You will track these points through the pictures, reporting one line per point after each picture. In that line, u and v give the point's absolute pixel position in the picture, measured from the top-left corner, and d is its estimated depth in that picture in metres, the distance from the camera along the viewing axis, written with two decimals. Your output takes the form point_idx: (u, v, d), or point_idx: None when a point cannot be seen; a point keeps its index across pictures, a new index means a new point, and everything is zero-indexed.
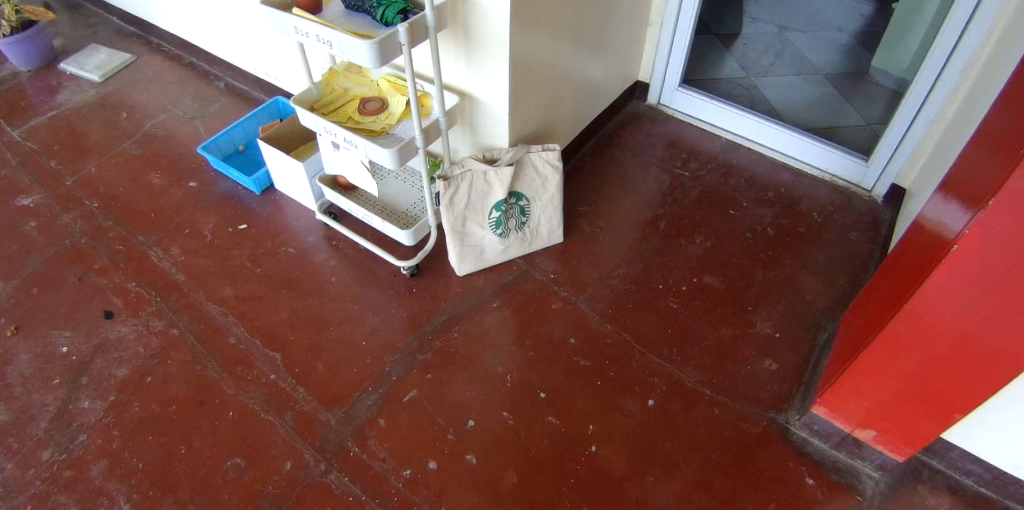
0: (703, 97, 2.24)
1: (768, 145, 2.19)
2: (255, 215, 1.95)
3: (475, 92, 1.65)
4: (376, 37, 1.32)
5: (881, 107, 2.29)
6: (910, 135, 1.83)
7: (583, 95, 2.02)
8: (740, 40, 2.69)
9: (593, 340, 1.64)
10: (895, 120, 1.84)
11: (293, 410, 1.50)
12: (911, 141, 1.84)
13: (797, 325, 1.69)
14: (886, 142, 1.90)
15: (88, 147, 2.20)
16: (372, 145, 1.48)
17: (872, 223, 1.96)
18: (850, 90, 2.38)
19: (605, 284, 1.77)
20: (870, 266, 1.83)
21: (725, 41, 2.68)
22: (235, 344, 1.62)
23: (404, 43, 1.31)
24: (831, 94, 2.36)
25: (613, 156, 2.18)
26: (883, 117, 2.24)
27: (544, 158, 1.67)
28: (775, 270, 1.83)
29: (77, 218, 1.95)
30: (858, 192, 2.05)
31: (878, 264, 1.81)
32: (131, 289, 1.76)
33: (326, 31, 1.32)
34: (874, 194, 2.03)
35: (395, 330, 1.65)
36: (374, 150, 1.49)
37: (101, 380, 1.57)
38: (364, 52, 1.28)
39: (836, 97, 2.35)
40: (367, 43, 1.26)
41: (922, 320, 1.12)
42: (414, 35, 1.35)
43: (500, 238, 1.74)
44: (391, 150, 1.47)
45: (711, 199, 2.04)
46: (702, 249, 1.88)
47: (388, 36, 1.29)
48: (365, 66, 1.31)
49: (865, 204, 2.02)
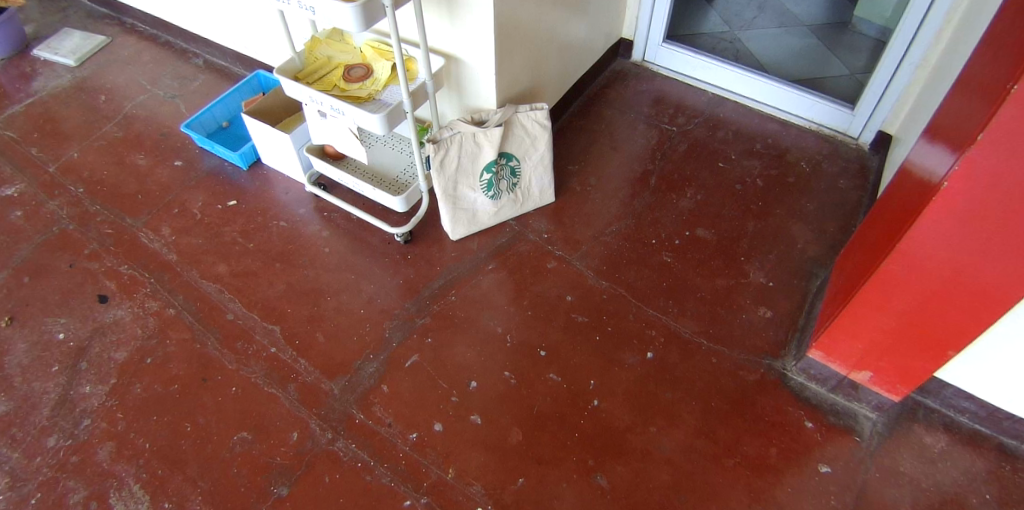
0: (687, 51, 2.21)
1: (754, 97, 2.17)
2: (243, 191, 1.93)
3: (460, 53, 1.62)
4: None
5: (865, 55, 2.28)
6: (895, 82, 1.82)
7: (566, 54, 1.99)
8: None
9: (590, 296, 1.64)
10: (880, 66, 1.83)
11: (295, 381, 1.50)
12: (896, 88, 1.83)
13: (790, 273, 1.70)
14: (872, 90, 1.89)
15: (67, 133, 2.16)
16: (360, 112, 1.46)
17: (859, 171, 1.96)
18: (833, 40, 2.36)
19: (599, 242, 1.76)
20: (859, 213, 1.85)
21: None
22: (232, 320, 1.61)
23: (388, 5, 1.27)
24: (814, 45, 2.35)
25: (600, 115, 2.16)
26: (867, 66, 2.23)
27: (532, 117, 1.66)
28: (767, 220, 1.83)
29: (63, 205, 1.92)
30: (845, 140, 2.05)
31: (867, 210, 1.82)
32: (124, 272, 1.74)
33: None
34: (861, 142, 2.03)
35: (391, 298, 1.64)
36: (362, 117, 1.46)
37: (101, 364, 1.57)
38: (349, 16, 1.23)
39: (819, 47, 2.33)
40: (351, 5, 1.21)
41: (915, 259, 1.13)
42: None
43: (491, 200, 1.73)
44: (380, 115, 1.44)
45: (701, 152, 2.03)
46: (694, 202, 1.88)
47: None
48: (350, 31, 1.27)
49: (852, 152, 2.02)
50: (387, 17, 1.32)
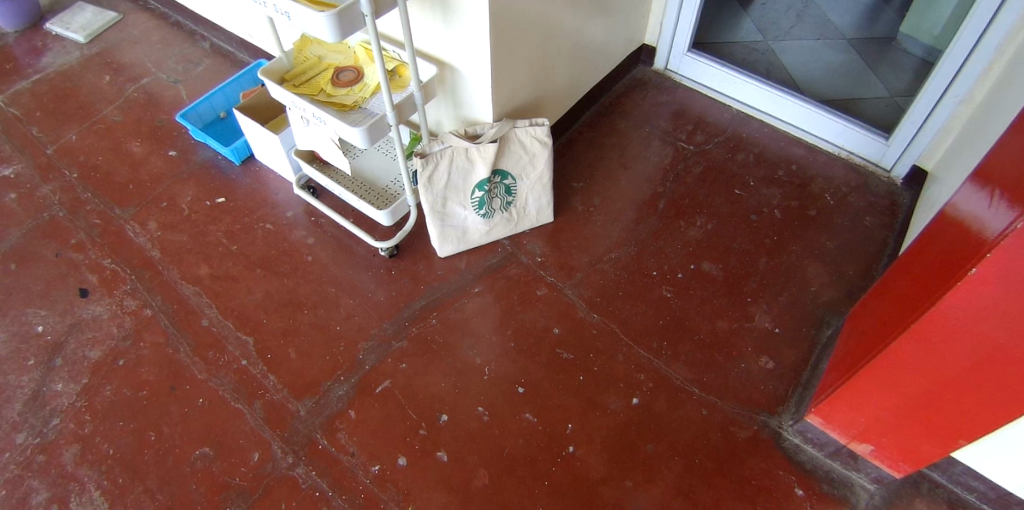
0: (713, 63, 2.06)
1: (782, 118, 2.02)
2: (235, 188, 1.87)
3: (455, 62, 1.50)
4: (337, 6, 1.16)
5: (907, 77, 2.10)
6: (935, 115, 1.65)
7: (579, 62, 1.86)
8: None
9: (578, 330, 1.54)
10: (920, 97, 1.66)
11: (262, 398, 1.45)
12: (936, 122, 1.67)
13: (797, 320, 1.59)
14: (909, 121, 1.72)
15: (69, 113, 2.12)
16: (340, 123, 1.37)
17: (889, 208, 1.81)
18: (874, 58, 2.19)
19: (595, 269, 1.66)
20: (882, 255, 1.70)
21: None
22: (207, 327, 1.56)
23: (367, 14, 1.16)
24: (853, 62, 2.18)
25: (613, 127, 2.02)
26: (909, 89, 2.06)
27: (531, 133, 1.55)
28: (780, 258, 1.71)
29: (56, 190, 1.89)
30: (876, 172, 1.89)
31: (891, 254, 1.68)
32: (107, 266, 1.70)
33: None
34: (893, 175, 1.87)
35: (370, 315, 1.57)
36: (343, 129, 1.38)
37: (75, 362, 1.54)
38: (323, 25, 1.13)
39: (858, 66, 2.16)
40: (325, 14, 1.11)
41: (930, 343, 1.00)
42: (380, 4, 1.19)
43: (483, 219, 1.63)
44: (360, 128, 1.35)
45: (716, 176, 1.89)
46: (703, 232, 1.75)
47: (350, 5, 1.14)
48: (325, 39, 1.17)
49: (883, 186, 1.86)
50: (368, 26, 1.21)
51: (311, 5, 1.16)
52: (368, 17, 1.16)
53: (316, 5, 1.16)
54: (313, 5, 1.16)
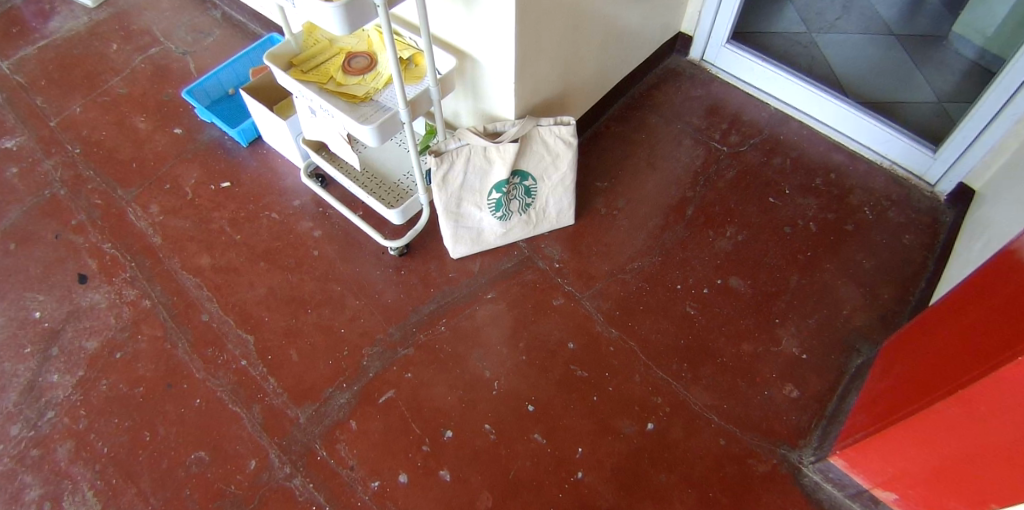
0: (754, 58, 1.91)
1: (824, 121, 1.88)
2: (241, 171, 1.76)
3: (475, 53, 1.38)
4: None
5: (957, 81, 1.99)
6: (989, 132, 1.54)
7: (610, 53, 1.73)
8: None
9: (594, 346, 1.45)
10: (974, 111, 1.54)
11: (261, 403, 1.40)
12: (990, 139, 1.55)
13: (826, 346, 1.49)
14: (959, 135, 1.61)
15: (75, 83, 2.01)
16: (349, 119, 1.27)
17: (930, 226, 1.69)
18: (923, 57, 2.07)
19: (616, 280, 1.55)
20: (920, 278, 1.60)
21: None
22: (207, 322, 1.50)
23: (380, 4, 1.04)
24: (900, 61, 2.06)
25: (643, 122, 1.89)
26: (958, 94, 1.96)
27: (556, 132, 1.44)
28: (813, 276, 1.60)
29: (57, 165, 1.81)
30: (919, 185, 1.77)
31: (931, 277, 1.57)
32: (106, 251, 1.63)
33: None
34: (937, 190, 1.75)
35: (376, 319, 1.48)
36: (352, 125, 1.27)
37: (71, 352, 1.50)
38: (330, 17, 1.03)
39: (904, 68, 2.04)
40: (332, 6, 1.00)
41: (979, 407, 0.92)
42: None
43: (500, 221, 1.53)
44: (370, 126, 1.25)
45: (750, 182, 1.76)
46: (732, 244, 1.64)
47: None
48: (331, 31, 1.06)
49: (925, 201, 1.74)
50: (380, 17, 1.10)
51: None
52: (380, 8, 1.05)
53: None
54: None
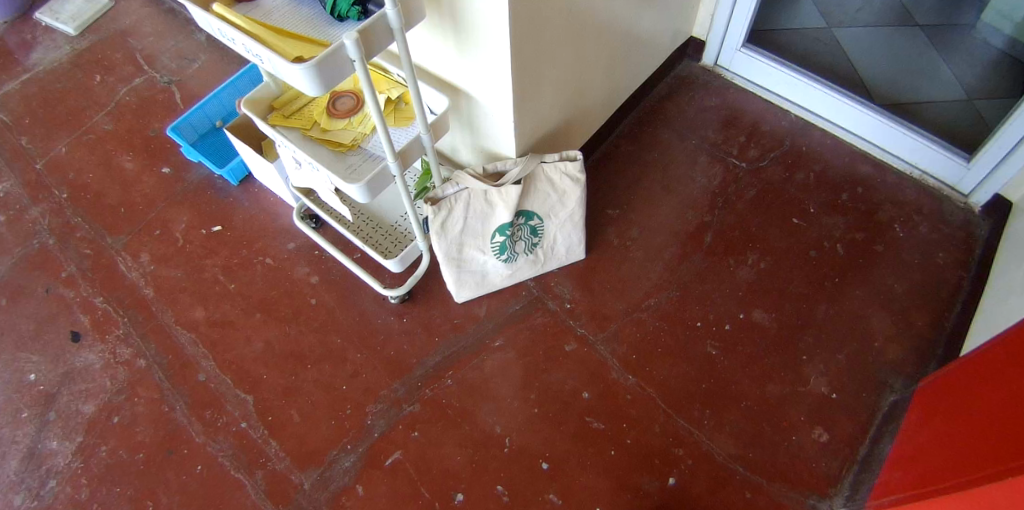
0: (773, 63, 1.79)
1: (849, 128, 1.76)
2: (232, 213, 1.67)
3: (471, 91, 1.26)
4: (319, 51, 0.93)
5: (989, 73, 1.84)
6: None
7: (617, 71, 1.60)
8: None
9: (610, 395, 1.37)
10: (1013, 120, 1.41)
11: (264, 468, 1.34)
12: None
13: (857, 383, 1.39)
14: (996, 144, 1.47)
15: (59, 120, 1.92)
16: (336, 177, 1.17)
17: (965, 242, 1.57)
18: (951, 49, 1.91)
19: (631, 320, 1.47)
20: (955, 301, 1.48)
21: None
22: (205, 382, 1.44)
23: (355, 59, 0.91)
24: (927, 54, 1.91)
25: (654, 139, 1.78)
26: (991, 89, 1.80)
27: (562, 169, 1.33)
28: (842, 305, 1.50)
29: (45, 212, 1.72)
30: (952, 196, 1.65)
31: (968, 302, 1.46)
32: (99, 306, 1.56)
33: (248, 41, 0.94)
34: (971, 201, 1.62)
35: (378, 373, 1.41)
36: (340, 182, 1.17)
37: (68, 416, 1.44)
38: (301, 78, 0.91)
39: (937, 64, 1.89)
40: (302, 67, 0.89)
41: None
42: (371, 44, 0.95)
43: (505, 264, 1.43)
44: (358, 184, 1.14)
45: (771, 202, 1.65)
46: (754, 273, 1.54)
47: (332, 53, 0.91)
48: (305, 92, 0.94)
49: (958, 213, 1.62)
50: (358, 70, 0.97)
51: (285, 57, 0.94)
52: (356, 63, 0.92)
53: (291, 56, 0.94)
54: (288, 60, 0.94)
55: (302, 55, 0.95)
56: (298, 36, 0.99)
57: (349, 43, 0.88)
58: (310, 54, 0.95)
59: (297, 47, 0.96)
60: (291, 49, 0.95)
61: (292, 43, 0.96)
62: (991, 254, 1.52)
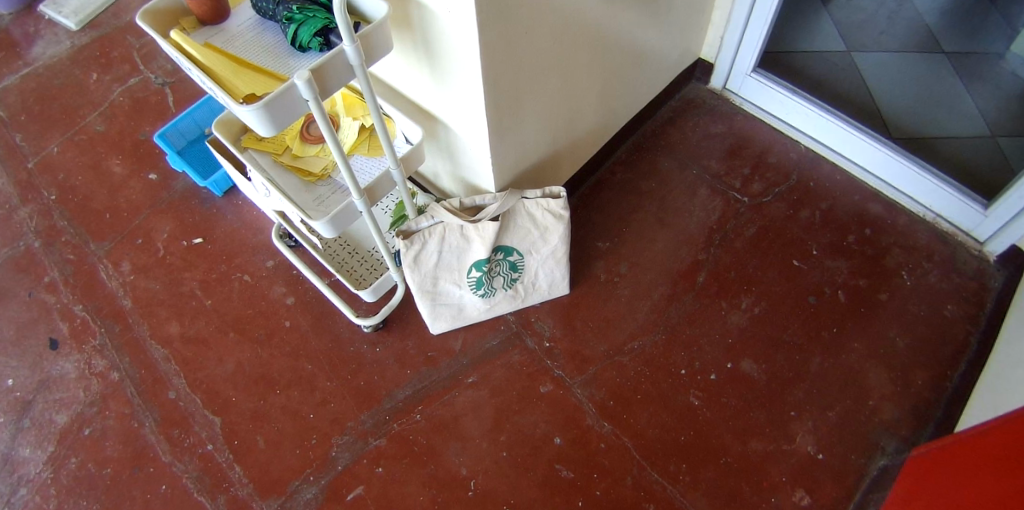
0: (784, 90, 1.69)
1: (862, 164, 1.65)
2: (214, 226, 1.65)
3: (450, 122, 1.20)
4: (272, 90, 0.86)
5: (1017, 109, 1.71)
6: None
7: (615, 97, 1.52)
8: None
9: (583, 443, 1.32)
10: None
11: (227, 493, 1.30)
12: None
13: (846, 443, 1.31)
14: (1016, 194, 1.36)
15: (54, 118, 1.91)
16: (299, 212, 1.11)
17: (976, 294, 1.47)
18: (978, 80, 1.78)
19: (612, 364, 1.41)
20: (959, 360, 1.39)
21: None
22: (174, 400, 1.42)
23: (309, 99, 0.84)
24: (951, 84, 1.78)
25: (653, 167, 1.70)
26: (1017, 127, 1.68)
27: (543, 206, 1.26)
28: (838, 358, 1.41)
29: (33, 213, 1.71)
30: (966, 243, 1.54)
31: (972, 363, 1.37)
32: (78, 314, 1.55)
33: (197, 73, 0.88)
34: (986, 249, 1.52)
35: (348, 404, 1.38)
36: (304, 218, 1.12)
37: (40, 426, 1.41)
38: (249, 120, 0.84)
39: (963, 96, 1.76)
40: (249, 109, 0.81)
41: None
42: (328, 81, 0.88)
43: (482, 298, 1.38)
44: (321, 221, 1.09)
45: (771, 242, 1.57)
46: (746, 319, 1.46)
47: (283, 93, 0.84)
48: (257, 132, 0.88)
49: (971, 262, 1.51)
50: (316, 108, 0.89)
51: (234, 94, 0.87)
52: (310, 102, 0.85)
53: (241, 94, 0.87)
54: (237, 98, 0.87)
55: (253, 94, 0.88)
56: (255, 68, 0.91)
57: (301, 84, 0.82)
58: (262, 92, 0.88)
59: (250, 84, 0.89)
60: (241, 85, 0.88)
61: (246, 77, 0.89)
62: (1003, 311, 1.42)
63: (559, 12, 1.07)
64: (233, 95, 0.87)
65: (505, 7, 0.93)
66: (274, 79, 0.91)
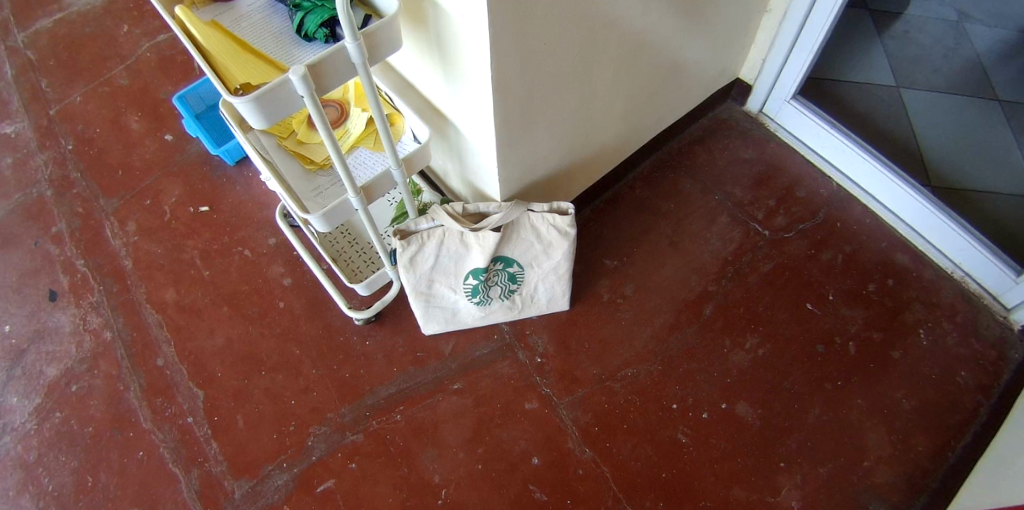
0: (822, 122, 1.60)
1: (894, 210, 1.57)
2: (222, 195, 1.64)
3: (460, 125, 1.16)
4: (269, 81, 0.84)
5: None
6: None
7: (641, 113, 1.46)
8: (902, 24, 1.89)
9: (561, 466, 1.29)
10: None
11: (200, 468, 1.31)
12: None
13: (833, 503, 1.26)
14: None
15: (80, 67, 1.90)
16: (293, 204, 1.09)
17: (995, 363, 1.38)
18: None
19: (602, 389, 1.37)
20: (965, 432, 1.32)
21: (882, 24, 1.89)
22: (161, 368, 1.42)
23: (304, 95, 0.82)
24: (1003, 136, 1.67)
25: (674, 187, 1.64)
26: None
27: (549, 221, 1.21)
28: (838, 413, 1.35)
29: (49, 161, 1.73)
30: (992, 306, 1.45)
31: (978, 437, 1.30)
32: (80, 268, 1.56)
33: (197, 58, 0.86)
34: (1013, 317, 1.43)
35: (330, 394, 1.37)
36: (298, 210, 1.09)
37: (30, 376, 1.43)
38: (241, 111, 0.82)
39: (1014, 150, 1.65)
40: (240, 101, 0.80)
41: None
42: (326, 76, 0.85)
43: (477, 305, 1.35)
44: (314, 216, 1.06)
45: (787, 281, 1.50)
46: (749, 359, 1.41)
47: (277, 86, 0.81)
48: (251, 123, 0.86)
49: (994, 329, 1.43)
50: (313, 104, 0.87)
51: (230, 83, 0.86)
52: (305, 99, 0.83)
53: (237, 82, 0.85)
54: (232, 86, 0.85)
55: (248, 82, 0.86)
56: (255, 54, 0.89)
57: (295, 79, 0.79)
58: (258, 81, 0.86)
59: (246, 72, 0.86)
60: (238, 73, 0.86)
61: (244, 63, 0.87)
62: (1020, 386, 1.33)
63: (583, 23, 1.02)
64: (228, 83, 0.86)
65: (521, 16, 0.88)
66: (275, 68, 0.89)
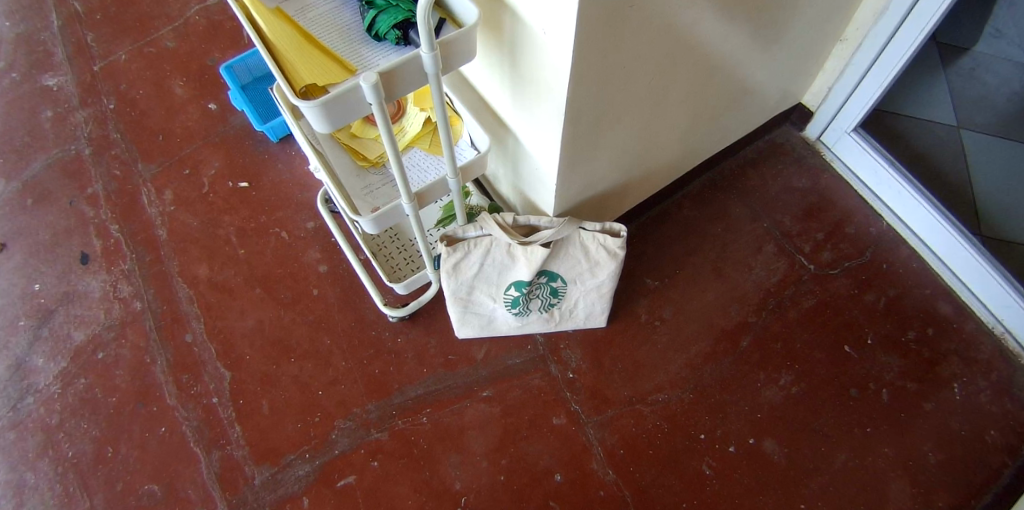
0: (881, 159, 1.56)
1: (943, 257, 1.52)
2: (263, 172, 1.61)
3: (521, 136, 1.12)
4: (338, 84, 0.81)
5: None
6: None
7: (701, 135, 1.41)
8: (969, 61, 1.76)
9: (582, 485, 1.28)
10: None
11: (222, 450, 1.31)
12: None
13: None
14: None
15: (127, 24, 1.87)
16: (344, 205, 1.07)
17: None
18: None
19: (632, 412, 1.35)
20: (988, 493, 1.29)
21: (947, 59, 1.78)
22: (189, 344, 1.41)
23: (372, 102, 0.78)
24: None
25: (722, 210, 1.60)
26: None
27: (599, 240, 1.17)
28: (866, 460, 1.33)
29: (90, 118, 1.70)
30: None
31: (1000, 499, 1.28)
32: (113, 233, 1.54)
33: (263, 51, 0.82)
34: None
35: (357, 389, 1.36)
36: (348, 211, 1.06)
37: (58, 338, 1.43)
38: (307, 113, 0.79)
39: None
40: (307, 104, 0.77)
41: None
42: (396, 82, 0.81)
43: (515, 315, 1.33)
44: (364, 220, 1.04)
45: (827, 320, 1.47)
46: (781, 396, 1.39)
47: (345, 92, 0.78)
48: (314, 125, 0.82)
49: None
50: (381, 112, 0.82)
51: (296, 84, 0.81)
52: (372, 106, 0.79)
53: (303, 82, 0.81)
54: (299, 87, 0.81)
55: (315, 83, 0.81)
56: (322, 51, 0.85)
57: (366, 86, 0.76)
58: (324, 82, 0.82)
59: (312, 72, 0.82)
60: (304, 72, 0.82)
61: (311, 62, 0.83)
62: None
63: (662, 47, 0.97)
64: (294, 82, 0.81)
65: (605, 40, 0.84)
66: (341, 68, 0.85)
